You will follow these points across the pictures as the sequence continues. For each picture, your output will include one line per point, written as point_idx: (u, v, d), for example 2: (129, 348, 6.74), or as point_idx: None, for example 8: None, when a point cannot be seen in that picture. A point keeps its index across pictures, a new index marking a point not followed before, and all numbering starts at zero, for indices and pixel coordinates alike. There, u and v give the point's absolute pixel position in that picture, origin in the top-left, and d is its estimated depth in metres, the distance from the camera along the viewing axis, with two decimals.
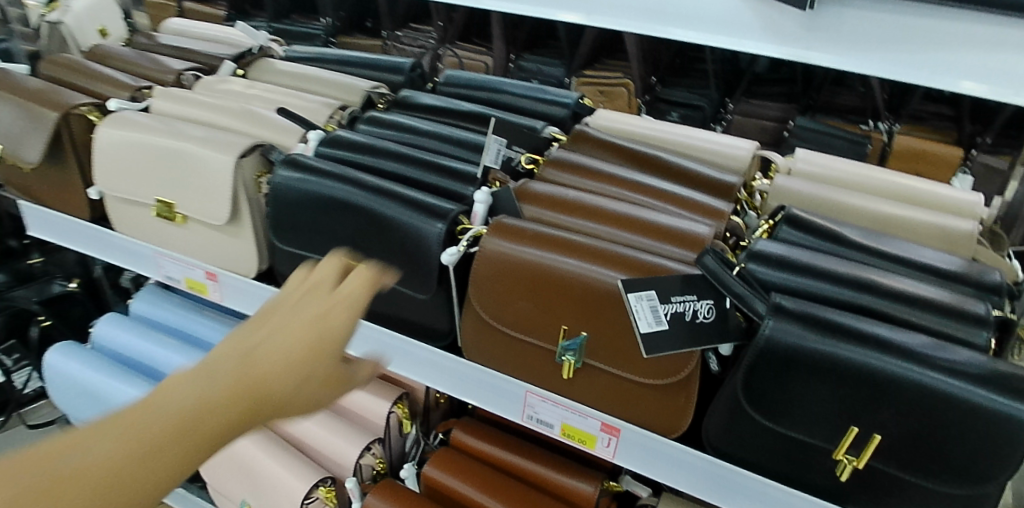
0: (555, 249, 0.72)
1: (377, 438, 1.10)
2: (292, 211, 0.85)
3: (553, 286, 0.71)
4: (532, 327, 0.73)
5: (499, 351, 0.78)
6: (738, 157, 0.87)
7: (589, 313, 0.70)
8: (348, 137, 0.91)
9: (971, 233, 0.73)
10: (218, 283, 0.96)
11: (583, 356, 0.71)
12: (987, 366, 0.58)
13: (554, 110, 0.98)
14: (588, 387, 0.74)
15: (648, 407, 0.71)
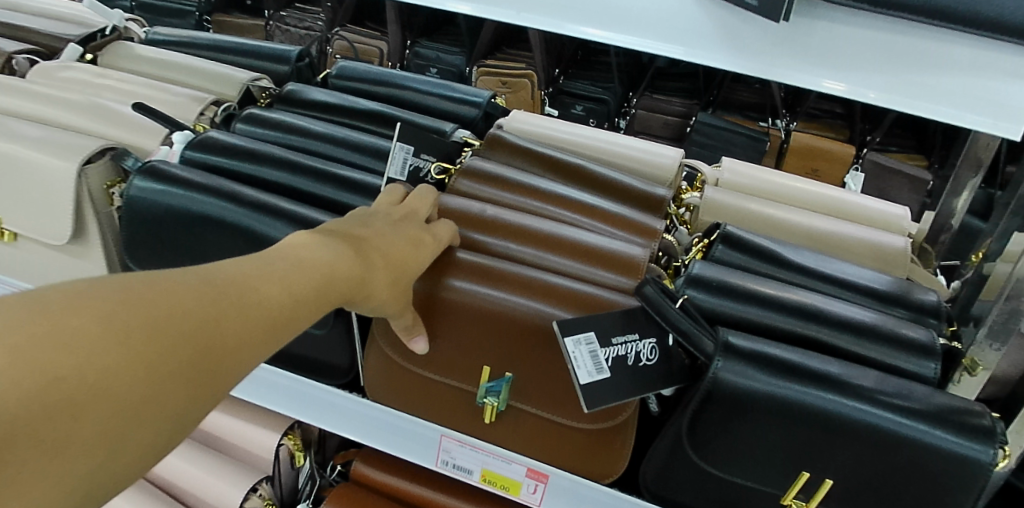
0: (476, 275, 0.63)
1: (264, 477, 0.92)
2: (151, 231, 0.70)
3: (472, 318, 0.62)
4: (447, 364, 0.64)
5: (407, 392, 0.67)
6: (665, 167, 0.81)
7: (515, 349, 0.61)
8: (223, 140, 0.76)
9: (902, 250, 0.72)
10: None
11: (506, 399, 0.62)
12: (937, 403, 0.53)
13: (465, 110, 0.88)
14: (511, 433, 0.64)
15: (580, 453, 0.63)
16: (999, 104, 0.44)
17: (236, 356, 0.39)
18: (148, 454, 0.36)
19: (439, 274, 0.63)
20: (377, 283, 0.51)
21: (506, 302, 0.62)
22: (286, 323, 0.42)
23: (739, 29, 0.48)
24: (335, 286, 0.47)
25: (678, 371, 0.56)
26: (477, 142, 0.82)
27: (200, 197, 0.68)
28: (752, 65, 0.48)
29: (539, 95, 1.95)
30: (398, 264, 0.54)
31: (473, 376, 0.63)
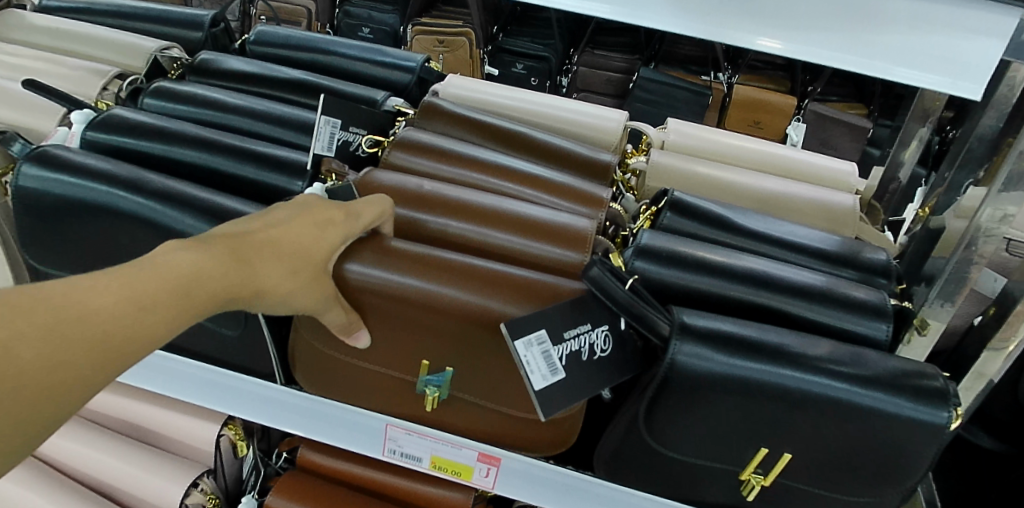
0: (407, 262, 0.59)
1: (204, 471, 0.85)
2: (54, 225, 0.63)
3: (407, 310, 0.58)
4: (385, 356, 0.60)
5: (345, 384, 0.64)
6: (609, 130, 0.77)
7: (456, 340, 0.58)
8: (129, 117, 0.68)
9: (851, 210, 0.71)
10: None
11: (450, 389, 0.59)
12: (895, 371, 0.53)
13: (396, 76, 0.82)
14: (460, 420, 0.62)
15: (531, 435, 0.61)
16: (960, 63, 0.43)
17: (49, 390, 0.34)
18: None
19: (367, 263, 0.59)
20: (269, 279, 0.47)
21: (444, 291, 0.57)
22: (119, 350, 0.37)
23: None
24: (202, 295, 0.42)
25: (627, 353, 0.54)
26: (410, 110, 0.76)
27: (105, 184, 0.61)
28: (704, 27, 0.45)
29: (478, 54, 1.88)
30: (301, 258, 0.49)
31: (414, 369, 0.60)
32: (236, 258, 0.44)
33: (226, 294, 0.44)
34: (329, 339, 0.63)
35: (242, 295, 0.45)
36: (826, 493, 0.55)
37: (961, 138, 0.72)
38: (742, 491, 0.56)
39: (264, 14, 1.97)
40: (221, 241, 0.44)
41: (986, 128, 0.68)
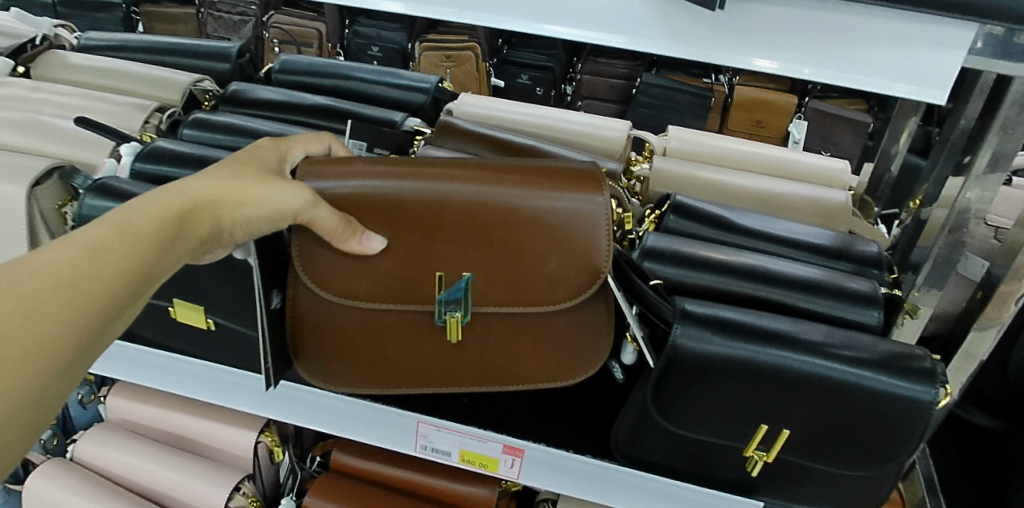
0: (380, 169, 0.58)
1: (245, 475, 0.91)
2: None
3: (405, 213, 0.57)
4: (393, 289, 0.59)
5: (361, 352, 0.62)
6: (613, 140, 0.83)
7: (458, 237, 0.57)
8: (173, 148, 0.74)
9: (844, 206, 0.75)
10: None
11: (469, 303, 0.58)
12: (880, 350, 0.58)
13: (412, 97, 0.88)
14: (488, 345, 0.60)
15: (561, 349, 0.60)
16: (922, 72, 0.48)
17: (53, 328, 0.42)
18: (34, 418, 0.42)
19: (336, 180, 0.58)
20: (211, 215, 0.52)
21: (432, 183, 0.57)
22: (96, 283, 0.44)
23: (675, 15, 0.49)
24: (150, 225, 0.48)
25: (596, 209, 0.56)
26: (427, 129, 0.82)
27: None
28: (691, 49, 0.50)
29: (484, 67, 1.94)
30: (233, 181, 0.53)
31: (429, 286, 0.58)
32: (161, 216, 0.49)
33: (177, 223, 0.50)
34: (336, 293, 0.60)
35: (195, 221, 0.51)
36: (823, 467, 0.59)
37: (946, 128, 0.77)
38: (746, 467, 0.61)
39: (276, 38, 2.05)
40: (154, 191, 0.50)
41: (969, 120, 0.73)
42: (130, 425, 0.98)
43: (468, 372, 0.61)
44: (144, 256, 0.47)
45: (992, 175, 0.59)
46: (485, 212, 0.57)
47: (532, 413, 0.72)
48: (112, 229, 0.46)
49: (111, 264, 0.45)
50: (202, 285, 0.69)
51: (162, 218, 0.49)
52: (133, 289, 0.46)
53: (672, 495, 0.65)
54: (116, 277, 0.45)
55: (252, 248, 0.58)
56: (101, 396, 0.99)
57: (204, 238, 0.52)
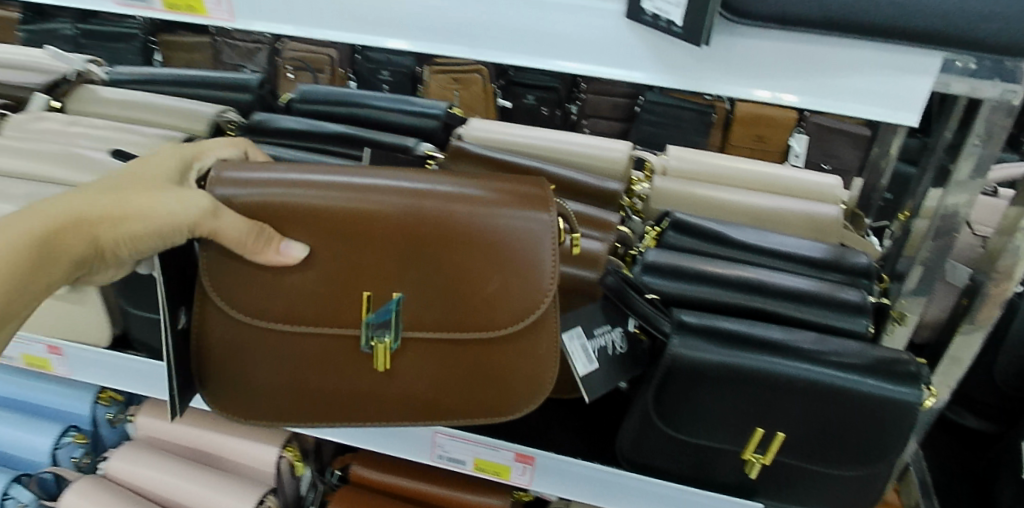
0: (303, 182, 0.60)
1: (268, 489, 0.95)
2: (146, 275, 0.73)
3: (326, 226, 0.60)
4: (304, 311, 0.61)
5: (273, 373, 0.65)
6: (616, 161, 0.87)
7: (377, 255, 0.60)
8: None
9: (835, 219, 0.79)
10: (64, 356, 0.84)
11: (398, 329, 0.61)
12: (869, 355, 0.61)
13: (424, 122, 0.93)
14: (416, 369, 0.63)
15: (490, 378, 0.63)
16: (898, 96, 0.50)
17: None
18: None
19: (242, 199, 0.59)
20: (89, 234, 0.58)
21: (355, 203, 0.59)
22: None
23: (667, 49, 0.52)
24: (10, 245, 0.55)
25: (545, 227, 0.59)
26: (439, 154, 0.86)
27: None
28: (683, 79, 0.53)
29: (491, 89, 2.00)
30: (107, 196, 0.59)
31: (353, 308, 0.61)
32: (22, 241, 0.56)
33: (39, 241, 0.57)
34: (249, 313, 0.62)
35: (64, 235, 0.58)
36: (819, 468, 0.63)
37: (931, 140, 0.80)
38: (746, 470, 0.65)
39: (290, 65, 2.12)
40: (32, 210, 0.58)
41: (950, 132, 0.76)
42: (158, 443, 1.03)
43: (385, 401, 0.64)
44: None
45: (975, 181, 0.62)
46: (405, 233, 0.59)
47: (542, 424, 0.76)
48: (1, 256, 0.55)
49: None
50: None
51: (42, 243, 0.57)
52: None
53: (677, 499, 0.68)
54: None
55: (162, 263, 0.60)
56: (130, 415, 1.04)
57: (85, 248, 0.59)
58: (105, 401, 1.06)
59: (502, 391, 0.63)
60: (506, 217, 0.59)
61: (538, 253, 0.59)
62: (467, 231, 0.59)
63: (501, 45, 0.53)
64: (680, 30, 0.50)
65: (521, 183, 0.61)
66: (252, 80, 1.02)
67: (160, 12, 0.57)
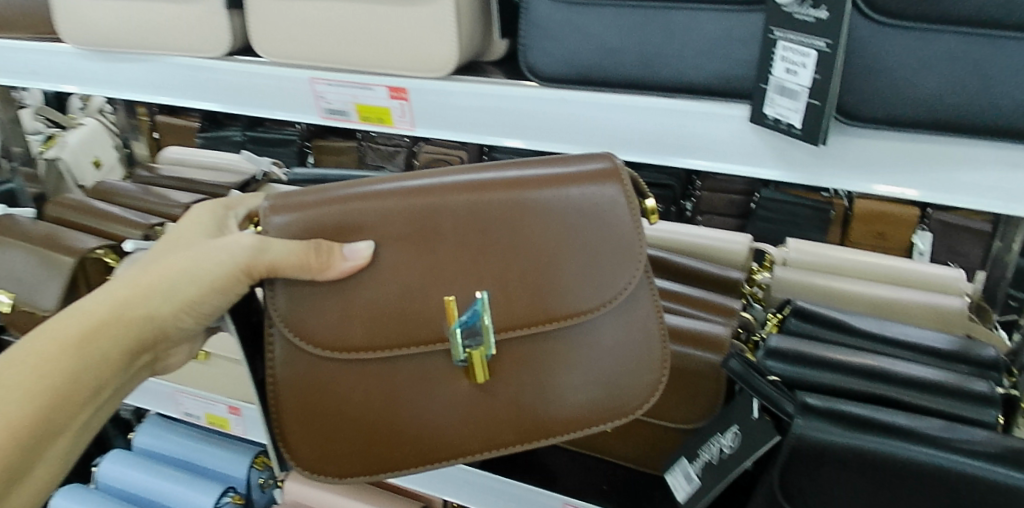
0: (354, 202, 0.65)
1: None
2: None
3: (388, 236, 0.65)
4: (382, 333, 0.65)
5: (363, 406, 0.67)
6: (737, 252, 0.91)
7: (454, 252, 0.64)
8: None
9: (961, 311, 0.80)
10: (242, 416, 0.99)
11: (487, 331, 0.64)
12: (1002, 445, 0.61)
13: None
14: (506, 367, 0.66)
15: (570, 368, 0.66)
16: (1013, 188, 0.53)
17: None
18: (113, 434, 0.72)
19: (299, 228, 0.65)
20: (144, 309, 0.69)
21: (416, 201, 0.65)
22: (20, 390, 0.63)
23: (789, 147, 0.58)
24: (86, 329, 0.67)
25: (616, 197, 0.64)
26: None
27: None
28: (804, 174, 0.59)
29: None
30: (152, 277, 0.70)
31: (440, 316, 0.64)
32: (90, 324, 0.67)
33: (106, 323, 0.68)
34: (324, 344, 0.66)
35: (124, 316, 0.69)
36: None
37: None
38: None
39: None
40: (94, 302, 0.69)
41: None
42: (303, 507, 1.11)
43: (481, 422, 0.66)
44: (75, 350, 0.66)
45: None
46: (473, 227, 0.64)
47: None
48: (79, 330, 0.66)
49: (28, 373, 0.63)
50: None
51: (108, 319, 0.68)
52: (100, 376, 0.68)
53: None
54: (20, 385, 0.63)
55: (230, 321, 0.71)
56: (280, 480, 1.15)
57: (141, 323, 0.70)
58: (260, 466, 1.19)
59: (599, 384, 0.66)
60: (572, 192, 0.64)
61: (586, 233, 0.65)
62: (535, 212, 0.64)
63: (638, 144, 0.64)
64: (799, 132, 0.56)
65: (589, 157, 0.66)
66: None
67: (354, 123, 0.69)
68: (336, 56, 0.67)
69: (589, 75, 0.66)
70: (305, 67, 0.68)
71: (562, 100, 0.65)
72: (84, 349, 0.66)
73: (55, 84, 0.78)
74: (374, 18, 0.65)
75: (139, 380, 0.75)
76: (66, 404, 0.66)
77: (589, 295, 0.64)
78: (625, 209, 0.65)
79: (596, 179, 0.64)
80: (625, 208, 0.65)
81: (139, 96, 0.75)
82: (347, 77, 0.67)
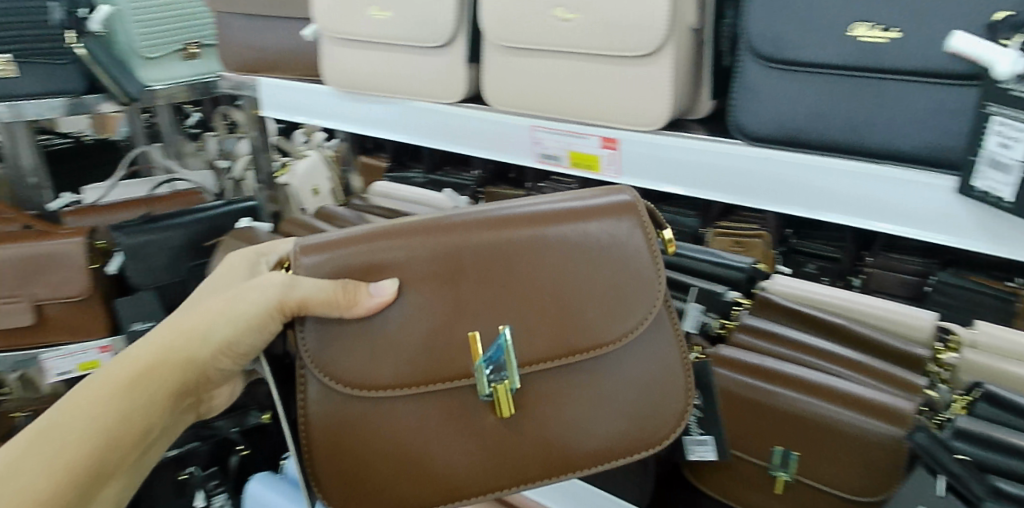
0: (373, 240, 0.64)
1: None
2: None
3: (408, 270, 0.63)
4: (413, 371, 0.62)
5: (387, 451, 0.63)
6: (922, 328, 0.85)
7: (479, 285, 0.62)
8: None
9: None
10: None
11: (510, 364, 0.61)
12: None
13: (732, 274, 0.95)
14: (531, 404, 0.63)
15: (602, 404, 0.63)
16: None
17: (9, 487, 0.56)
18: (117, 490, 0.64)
19: (325, 267, 0.63)
20: (191, 352, 0.67)
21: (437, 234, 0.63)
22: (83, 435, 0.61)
23: (995, 223, 0.57)
24: (150, 376, 0.66)
25: (632, 229, 0.64)
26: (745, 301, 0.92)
27: None
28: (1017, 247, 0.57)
29: None
30: (196, 318, 0.68)
31: (463, 354, 0.62)
32: (139, 370, 0.66)
33: (162, 368, 0.67)
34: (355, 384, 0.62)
35: (176, 362, 0.67)
36: None
37: None
38: None
39: None
40: (140, 350, 0.67)
41: None
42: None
43: (510, 460, 0.63)
44: (133, 395, 0.64)
45: None
46: (499, 260, 0.63)
47: None
48: (127, 376, 0.64)
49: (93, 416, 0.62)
50: None
51: (151, 365, 0.66)
52: (144, 421, 0.65)
53: None
54: (79, 428, 0.61)
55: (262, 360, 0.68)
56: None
57: (190, 369, 0.68)
58: None
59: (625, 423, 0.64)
60: (586, 231, 0.63)
61: (619, 265, 0.63)
62: (557, 249, 0.63)
63: (838, 205, 0.65)
64: (1010, 206, 0.54)
65: (604, 194, 0.66)
66: None
67: (565, 167, 0.75)
68: (558, 106, 0.75)
69: (798, 138, 0.70)
70: (528, 116, 0.77)
71: (767, 160, 0.69)
72: (134, 385, 0.65)
73: (311, 118, 0.92)
74: (595, 75, 0.72)
75: (183, 426, 0.72)
76: (116, 447, 0.63)
77: (620, 330, 0.62)
78: (643, 242, 0.64)
79: (615, 211, 0.64)
80: (642, 238, 0.64)
81: (376, 133, 0.87)
82: (564, 126, 0.75)
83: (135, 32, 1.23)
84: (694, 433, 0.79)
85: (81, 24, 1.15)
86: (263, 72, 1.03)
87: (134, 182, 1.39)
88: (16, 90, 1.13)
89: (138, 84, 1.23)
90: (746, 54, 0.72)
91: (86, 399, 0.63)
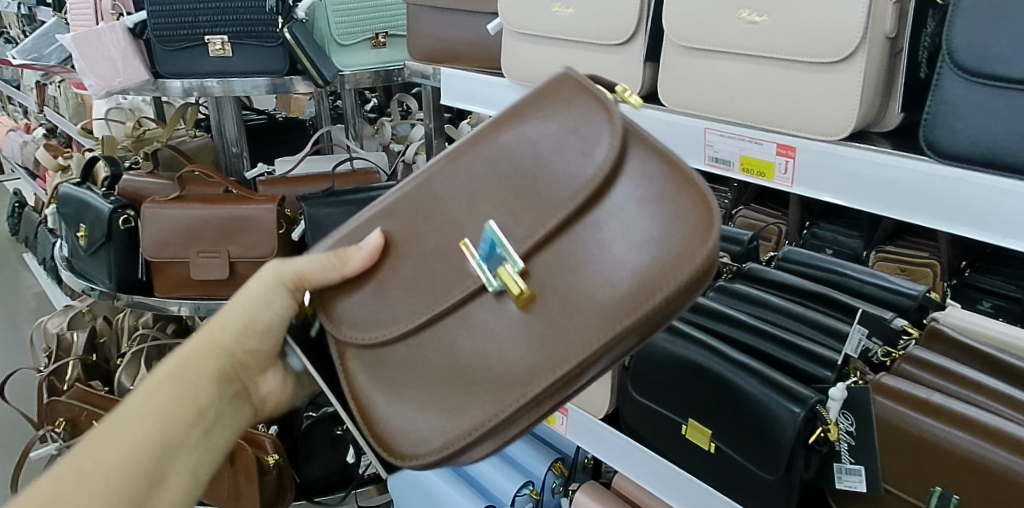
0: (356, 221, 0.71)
1: None
2: (655, 374, 0.90)
3: (397, 225, 0.68)
4: (422, 302, 0.64)
5: (429, 380, 0.63)
6: None
7: (468, 210, 0.64)
8: (706, 303, 0.94)
9: None
10: (567, 416, 1.03)
11: (504, 252, 0.61)
12: None
13: (899, 301, 0.89)
14: (546, 280, 0.60)
15: (614, 242, 0.59)
16: None
17: (83, 466, 0.59)
18: (192, 472, 0.65)
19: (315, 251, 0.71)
20: (230, 334, 0.70)
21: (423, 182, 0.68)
22: (143, 417, 0.63)
23: None
24: (193, 361, 0.68)
25: (574, 95, 0.64)
26: (915, 331, 0.84)
27: (695, 349, 0.86)
28: None
29: None
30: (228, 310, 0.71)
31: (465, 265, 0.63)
32: (180, 360, 0.68)
33: (204, 353, 0.69)
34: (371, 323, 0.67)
35: (217, 347, 0.70)
36: None
37: None
38: None
39: None
40: (181, 348, 0.70)
41: None
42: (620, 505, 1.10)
43: (548, 327, 0.59)
44: (181, 380, 0.67)
45: None
46: (471, 180, 0.65)
47: None
48: (171, 366, 0.67)
49: (148, 403, 0.64)
50: (716, 409, 0.83)
51: (193, 355, 0.69)
52: (198, 402, 0.67)
53: None
54: (135, 413, 0.63)
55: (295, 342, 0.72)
56: (571, 490, 1.17)
57: (234, 353, 0.70)
58: (556, 471, 1.22)
59: (641, 241, 0.59)
60: (538, 120, 0.65)
61: (577, 130, 0.63)
62: (520, 141, 0.64)
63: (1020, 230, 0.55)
64: None
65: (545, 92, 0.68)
66: (744, 235, 1.09)
67: (735, 173, 0.75)
68: (738, 112, 0.75)
69: (995, 159, 0.59)
70: (703, 118, 0.78)
71: (956, 180, 0.59)
72: (182, 371, 0.67)
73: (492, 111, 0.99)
74: (777, 79, 0.71)
75: (241, 418, 0.72)
76: (175, 424, 0.64)
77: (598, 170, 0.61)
78: (585, 106, 0.64)
79: (554, 93, 0.65)
80: (584, 98, 0.64)
81: None
82: (741, 131, 0.73)
83: (333, 19, 1.37)
84: (844, 461, 0.74)
85: (290, 11, 1.29)
86: (447, 63, 1.11)
87: (319, 159, 1.55)
88: (230, 67, 1.35)
89: (333, 69, 1.33)
90: (943, 64, 0.62)
91: (137, 393, 0.65)
